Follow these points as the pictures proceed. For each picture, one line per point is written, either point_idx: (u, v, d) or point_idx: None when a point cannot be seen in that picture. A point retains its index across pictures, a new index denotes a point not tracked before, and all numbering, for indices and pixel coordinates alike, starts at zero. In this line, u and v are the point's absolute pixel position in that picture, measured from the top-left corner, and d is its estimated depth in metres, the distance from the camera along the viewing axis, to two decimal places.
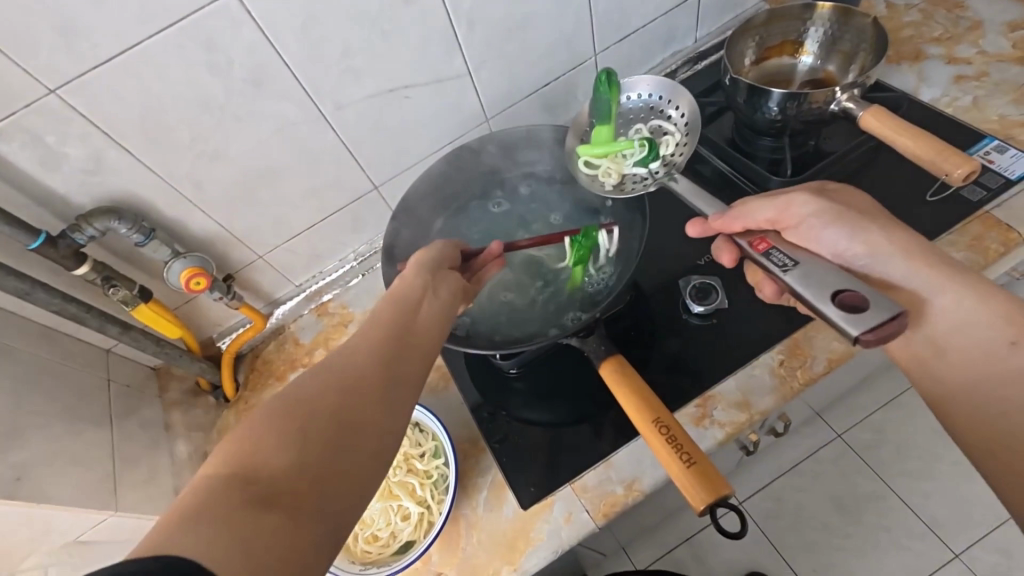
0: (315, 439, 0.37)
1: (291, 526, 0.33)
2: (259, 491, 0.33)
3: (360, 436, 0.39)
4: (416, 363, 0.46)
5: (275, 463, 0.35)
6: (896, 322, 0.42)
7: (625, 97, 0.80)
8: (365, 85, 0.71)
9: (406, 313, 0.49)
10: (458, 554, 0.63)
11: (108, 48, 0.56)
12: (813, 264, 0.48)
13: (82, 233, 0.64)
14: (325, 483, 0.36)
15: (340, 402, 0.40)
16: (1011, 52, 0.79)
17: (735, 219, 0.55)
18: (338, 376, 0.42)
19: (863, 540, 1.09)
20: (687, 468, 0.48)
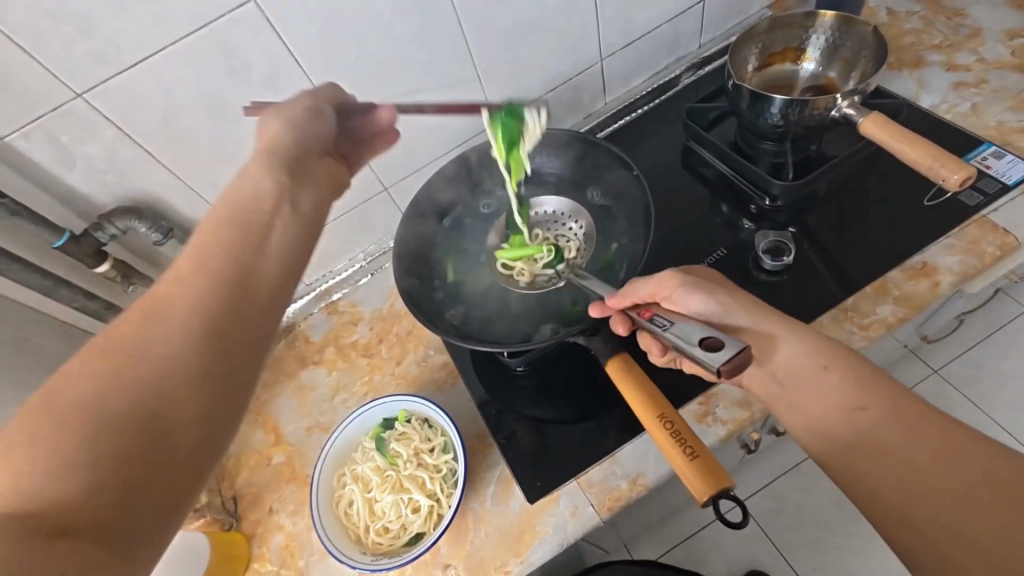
0: (103, 437, 0.35)
1: (88, 549, 0.32)
2: (49, 518, 0.32)
3: (174, 424, 0.38)
4: (261, 317, 0.44)
5: (58, 477, 0.33)
6: (746, 355, 0.45)
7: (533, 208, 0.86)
8: (377, 89, 0.73)
9: (211, 257, 0.45)
10: (466, 546, 0.65)
11: (132, 53, 0.58)
12: (686, 320, 0.51)
13: (103, 232, 0.66)
14: (127, 469, 0.35)
15: (127, 386, 0.38)
16: (1008, 60, 0.81)
17: (623, 295, 0.58)
18: (124, 358, 0.39)
19: (863, 539, 1.11)
20: (690, 462, 0.50)
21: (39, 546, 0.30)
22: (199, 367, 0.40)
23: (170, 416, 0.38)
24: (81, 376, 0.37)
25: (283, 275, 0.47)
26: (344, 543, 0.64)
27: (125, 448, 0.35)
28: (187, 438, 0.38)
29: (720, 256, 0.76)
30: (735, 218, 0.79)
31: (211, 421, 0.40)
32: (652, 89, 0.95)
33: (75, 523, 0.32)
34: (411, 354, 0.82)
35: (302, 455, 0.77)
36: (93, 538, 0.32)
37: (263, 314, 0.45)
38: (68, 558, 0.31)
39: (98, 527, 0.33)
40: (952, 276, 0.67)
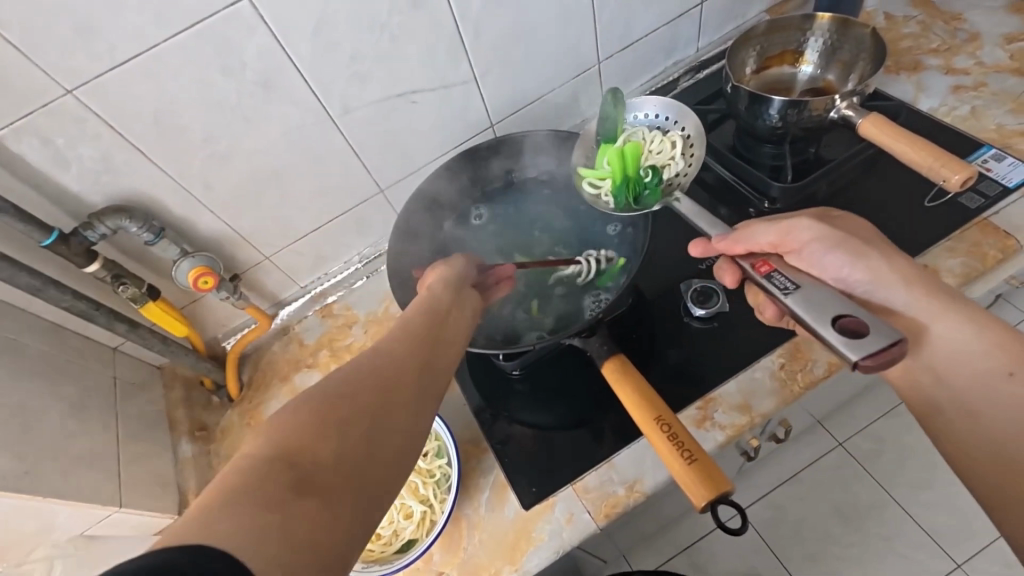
0: (340, 423, 0.38)
1: (329, 516, 0.33)
2: (295, 481, 0.33)
3: (392, 430, 0.40)
4: (447, 366, 0.49)
5: (314, 451, 0.36)
6: (894, 350, 0.42)
7: (632, 114, 0.82)
8: (374, 90, 0.73)
9: (438, 318, 0.53)
10: (460, 553, 0.64)
11: (124, 50, 0.57)
12: (813, 288, 0.49)
13: (93, 231, 0.65)
14: (368, 459, 0.37)
15: (364, 389, 0.41)
16: (1007, 63, 0.81)
17: (737, 241, 0.57)
18: (377, 376, 0.43)
19: (865, 548, 1.09)
20: (688, 465, 0.49)
21: (293, 506, 0.32)
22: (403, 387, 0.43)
23: (389, 423, 0.40)
24: (334, 376, 0.42)
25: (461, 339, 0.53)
26: None
27: (365, 437, 0.38)
28: (399, 449, 0.40)
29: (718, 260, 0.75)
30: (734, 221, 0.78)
31: (418, 437, 0.42)
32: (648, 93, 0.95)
33: (313, 493, 0.33)
34: None
35: None
36: (331, 509, 0.33)
37: (446, 368, 0.49)
38: (308, 527, 0.31)
39: (337, 504, 0.34)
40: (954, 279, 0.66)
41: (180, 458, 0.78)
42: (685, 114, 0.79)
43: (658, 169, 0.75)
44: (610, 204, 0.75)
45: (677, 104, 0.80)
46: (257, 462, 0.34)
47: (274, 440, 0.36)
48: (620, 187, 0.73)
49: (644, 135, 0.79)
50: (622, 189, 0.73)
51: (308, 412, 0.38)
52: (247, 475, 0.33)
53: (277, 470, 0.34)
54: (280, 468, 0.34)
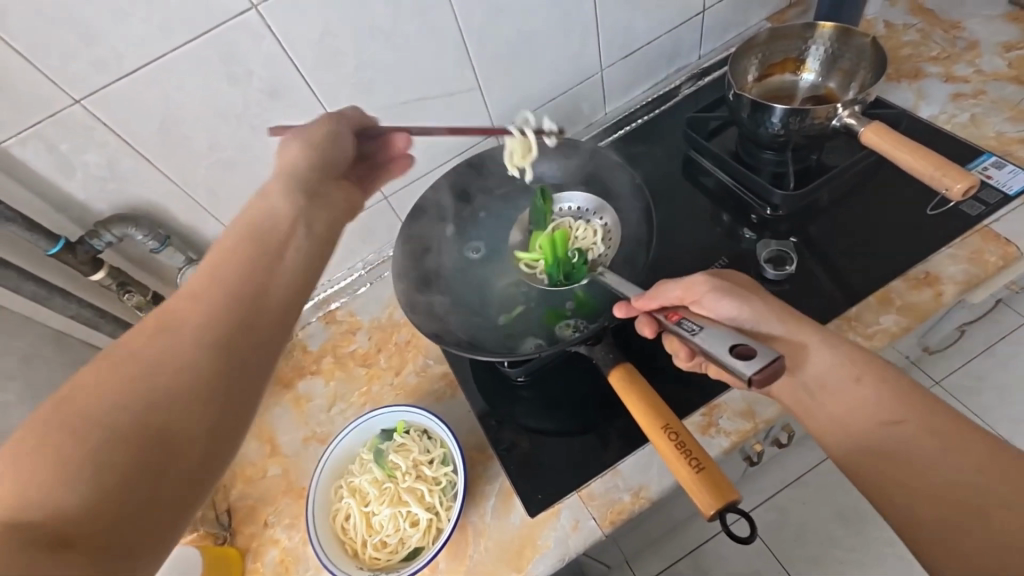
0: (97, 449, 0.34)
1: (86, 564, 0.31)
2: (41, 535, 0.31)
3: (180, 435, 0.37)
4: (269, 325, 0.44)
5: (67, 491, 0.32)
6: (777, 366, 0.43)
7: (560, 205, 0.83)
8: (378, 98, 0.73)
9: (263, 269, 0.46)
10: (465, 561, 0.64)
11: (131, 59, 0.58)
12: (714, 328, 0.49)
13: (99, 239, 0.65)
14: (146, 475, 0.35)
15: (136, 397, 0.37)
16: (1006, 71, 0.81)
17: (650, 294, 0.56)
18: (144, 373, 0.38)
19: (868, 553, 1.09)
20: (695, 474, 0.49)
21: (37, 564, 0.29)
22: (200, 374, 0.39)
23: (172, 427, 0.37)
24: (79, 388, 0.36)
25: (292, 286, 0.47)
26: (341, 558, 0.63)
27: (140, 453, 0.35)
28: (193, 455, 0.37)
29: (721, 266, 0.76)
30: (735, 228, 0.79)
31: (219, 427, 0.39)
32: (651, 100, 0.95)
33: (69, 539, 0.31)
34: (410, 364, 0.81)
35: (298, 467, 0.75)
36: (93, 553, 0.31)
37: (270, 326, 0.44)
38: None
39: (104, 542, 0.32)
40: (956, 286, 0.67)
41: None
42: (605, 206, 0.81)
43: (582, 250, 0.77)
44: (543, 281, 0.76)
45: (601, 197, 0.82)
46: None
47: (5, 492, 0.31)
48: (552, 264, 0.75)
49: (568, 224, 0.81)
50: (553, 268, 0.75)
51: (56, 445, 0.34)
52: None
53: (18, 525, 0.31)
54: (21, 523, 0.31)
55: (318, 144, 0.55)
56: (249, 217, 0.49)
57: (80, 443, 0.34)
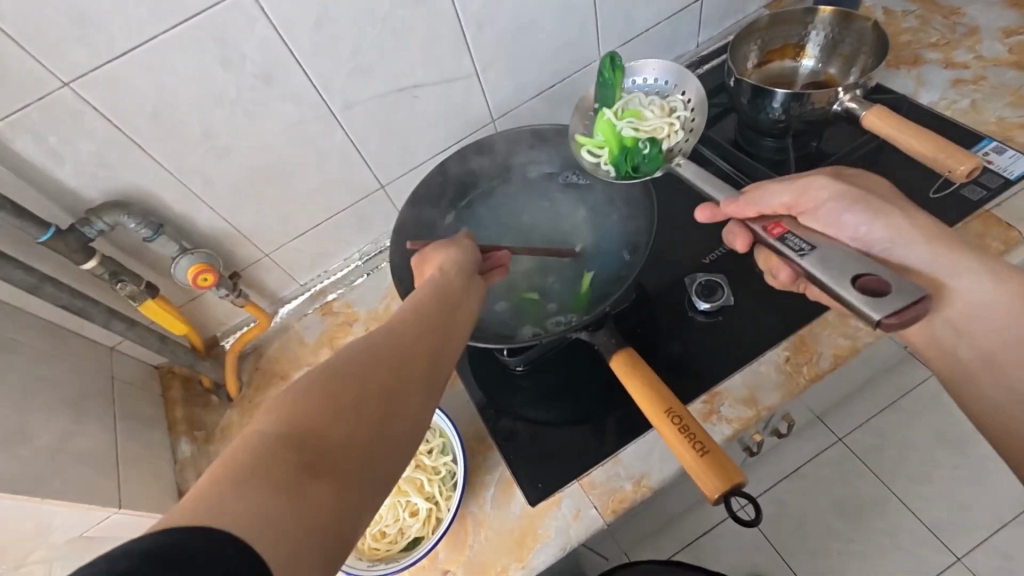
0: (363, 408, 0.38)
1: (334, 498, 0.33)
2: (305, 459, 0.34)
3: (402, 408, 0.40)
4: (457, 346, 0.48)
5: (330, 431, 0.36)
6: (920, 307, 0.42)
7: (631, 79, 0.81)
8: (374, 84, 0.72)
9: (446, 298, 0.51)
10: (465, 551, 0.63)
11: (122, 43, 0.56)
12: (829, 249, 0.48)
13: (91, 227, 0.64)
14: (382, 437, 0.38)
15: (366, 372, 0.40)
16: (1006, 56, 0.81)
17: (748, 205, 0.56)
18: (385, 354, 0.42)
19: (867, 544, 1.09)
20: (700, 457, 0.48)
21: (298, 486, 0.32)
22: (421, 369, 0.43)
23: (394, 402, 0.40)
24: (341, 356, 0.41)
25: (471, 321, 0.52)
26: None
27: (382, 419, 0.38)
28: (408, 428, 0.40)
29: (721, 254, 0.75)
30: None
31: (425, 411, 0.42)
32: None
33: (326, 470, 0.34)
34: None
35: None
36: (341, 488, 0.34)
37: (454, 343, 0.48)
38: (313, 504, 0.32)
39: (347, 480, 0.34)
40: None
41: (179, 459, 0.77)
42: (686, 78, 0.79)
43: (655, 136, 0.74)
44: (609, 172, 0.75)
45: (679, 68, 0.80)
46: (257, 443, 0.34)
47: (287, 422, 0.35)
48: (620, 155, 0.73)
49: (640, 101, 0.79)
50: (620, 157, 0.73)
51: (342, 398, 0.38)
52: (246, 456, 0.33)
53: (285, 453, 0.33)
54: (288, 452, 0.34)
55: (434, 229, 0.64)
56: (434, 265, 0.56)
57: (350, 401, 0.38)
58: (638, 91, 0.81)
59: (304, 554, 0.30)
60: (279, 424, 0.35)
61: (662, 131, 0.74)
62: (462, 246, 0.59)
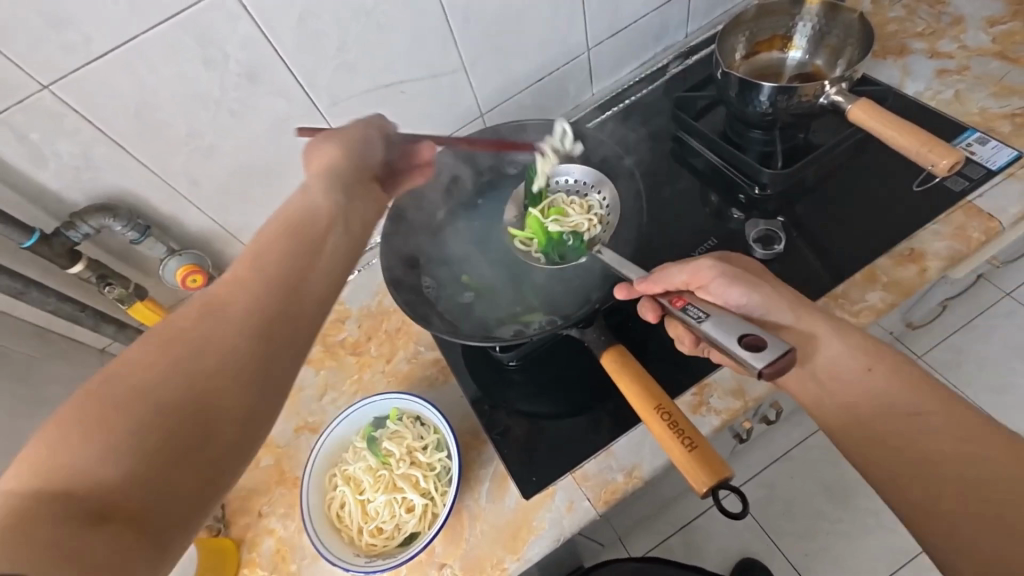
0: (164, 437, 0.37)
1: (120, 540, 0.33)
2: (83, 507, 0.33)
3: (212, 412, 0.39)
4: (305, 315, 0.45)
5: (110, 467, 0.35)
6: (787, 359, 0.43)
7: (556, 178, 0.84)
8: (361, 81, 0.71)
9: (289, 272, 0.45)
10: (461, 545, 0.64)
11: (102, 44, 0.55)
12: (721, 315, 0.49)
13: (76, 231, 0.64)
14: (183, 457, 0.37)
15: (161, 389, 0.39)
16: (990, 46, 0.82)
17: (656, 280, 0.56)
18: (186, 353, 0.40)
19: (852, 524, 1.12)
20: (688, 453, 0.50)
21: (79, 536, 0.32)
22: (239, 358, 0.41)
23: (207, 420, 0.39)
24: (126, 371, 0.39)
25: (336, 277, 0.48)
26: (338, 546, 0.63)
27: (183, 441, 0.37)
28: (222, 443, 0.39)
29: (711, 246, 0.76)
30: (724, 208, 0.79)
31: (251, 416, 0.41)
32: (638, 79, 0.94)
33: (110, 513, 0.34)
34: (402, 351, 0.81)
35: (291, 457, 0.75)
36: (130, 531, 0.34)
37: (306, 314, 0.45)
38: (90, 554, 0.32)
39: (138, 515, 0.34)
40: (940, 262, 0.67)
41: None
42: (603, 180, 0.81)
43: (578, 231, 0.77)
44: (539, 260, 0.77)
45: (595, 169, 0.83)
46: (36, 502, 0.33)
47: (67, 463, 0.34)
48: (548, 244, 0.76)
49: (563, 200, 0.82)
50: (550, 247, 0.76)
51: (133, 430, 0.36)
52: (22, 512, 0.32)
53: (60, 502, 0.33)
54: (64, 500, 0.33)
55: (351, 146, 0.55)
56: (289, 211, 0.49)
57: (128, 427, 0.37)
58: (564, 190, 0.84)
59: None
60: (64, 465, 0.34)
61: (584, 226, 0.77)
62: (348, 138, 0.55)
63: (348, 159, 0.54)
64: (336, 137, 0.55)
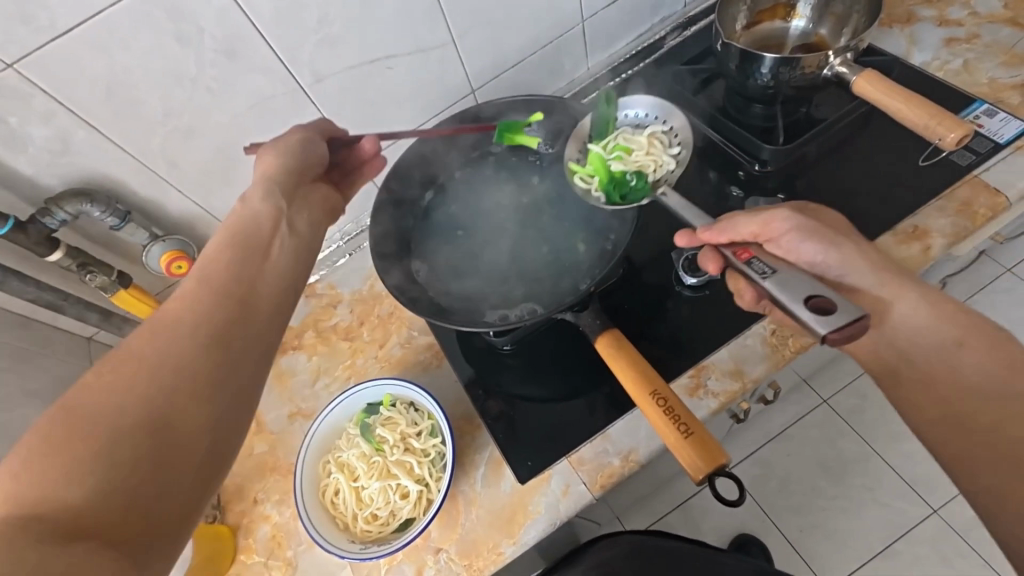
0: (136, 446, 0.38)
1: (111, 548, 0.34)
2: (55, 526, 0.33)
3: (185, 422, 0.40)
4: (258, 322, 0.47)
5: (87, 482, 0.35)
6: (859, 327, 0.42)
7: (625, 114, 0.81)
8: (345, 56, 0.68)
9: (232, 281, 0.48)
10: (457, 530, 0.64)
11: (67, 19, 0.52)
12: (790, 273, 0.47)
13: (52, 217, 0.61)
14: (166, 463, 0.38)
15: (126, 403, 0.39)
16: (1001, 13, 0.78)
17: (720, 229, 0.53)
18: (148, 368, 0.41)
19: (847, 499, 1.13)
20: (684, 439, 0.49)
21: (60, 554, 0.32)
22: (208, 365, 0.43)
23: (181, 421, 0.40)
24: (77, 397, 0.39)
25: (276, 290, 0.50)
26: (333, 533, 0.63)
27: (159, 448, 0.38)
28: (202, 446, 0.40)
29: None
30: (722, 185, 0.76)
31: (228, 412, 0.43)
32: (634, 53, 0.91)
33: (92, 524, 0.34)
34: (395, 336, 0.79)
35: (285, 444, 0.74)
36: (119, 540, 0.35)
37: (262, 310, 0.48)
38: (87, 560, 0.33)
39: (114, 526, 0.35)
40: (944, 238, 0.66)
41: None
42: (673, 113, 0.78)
43: (642, 170, 0.72)
44: (598, 200, 0.72)
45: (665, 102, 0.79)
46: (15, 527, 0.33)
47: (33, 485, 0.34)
48: (608, 182, 0.71)
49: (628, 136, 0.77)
50: (610, 186, 0.71)
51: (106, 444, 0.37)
52: None
53: (32, 526, 0.33)
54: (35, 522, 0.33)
55: (290, 148, 0.59)
56: (225, 229, 0.52)
57: (100, 441, 0.37)
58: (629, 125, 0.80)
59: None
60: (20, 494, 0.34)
61: (649, 165, 0.73)
62: (288, 144, 0.59)
63: (296, 158, 0.58)
64: (271, 144, 0.59)
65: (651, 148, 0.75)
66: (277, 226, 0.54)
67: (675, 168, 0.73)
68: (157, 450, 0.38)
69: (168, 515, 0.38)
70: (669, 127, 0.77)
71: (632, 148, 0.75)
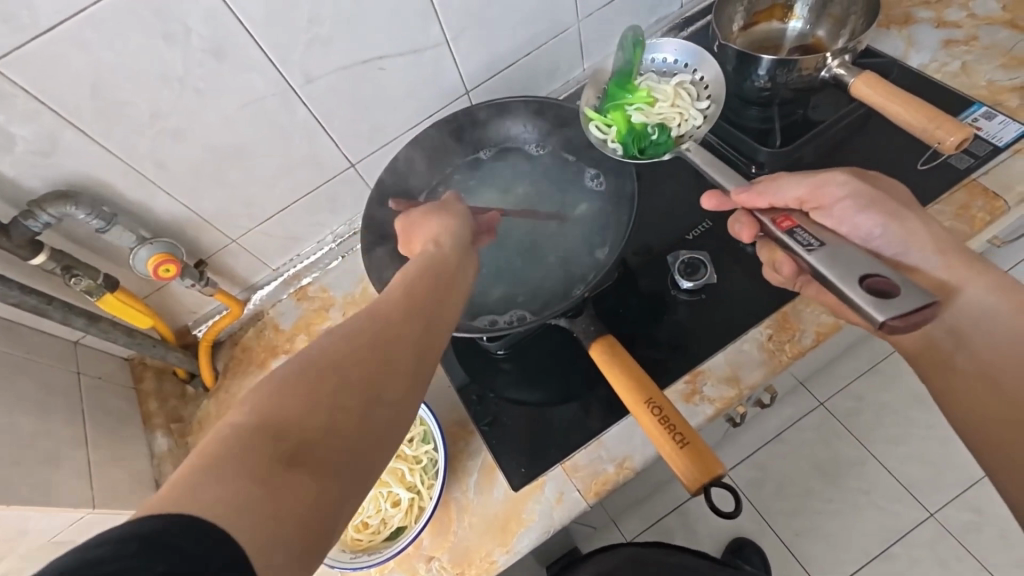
0: (351, 398, 0.37)
1: (315, 484, 0.33)
2: (287, 448, 0.33)
3: (390, 391, 0.40)
4: (441, 323, 0.47)
5: (318, 414, 0.36)
6: (926, 312, 0.41)
7: (651, 58, 0.79)
8: (336, 56, 0.67)
9: (430, 276, 0.49)
10: (449, 538, 0.63)
11: (48, 18, 0.51)
12: (840, 247, 0.47)
13: (35, 220, 0.60)
14: (369, 423, 0.38)
15: (357, 358, 0.40)
16: (1000, 14, 0.78)
17: (761, 195, 0.54)
18: (373, 335, 0.42)
19: (844, 503, 1.12)
20: (680, 450, 0.48)
21: (281, 479, 0.32)
22: (399, 343, 0.42)
23: (380, 383, 0.40)
24: (321, 340, 0.40)
25: (460, 299, 0.51)
26: None
27: (372, 408, 0.38)
28: (390, 420, 0.39)
29: (704, 229, 0.73)
30: None
31: (415, 393, 0.42)
32: None
33: (305, 461, 0.33)
34: None
35: None
36: (324, 484, 0.33)
37: (449, 304, 0.49)
38: (300, 496, 0.32)
39: (324, 469, 0.34)
40: None
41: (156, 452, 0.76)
42: (705, 62, 0.76)
43: (665, 124, 0.72)
44: (614, 151, 0.73)
45: (697, 48, 0.77)
46: (206, 452, 0.32)
47: (263, 415, 0.34)
48: (628, 134, 0.72)
49: (654, 83, 0.76)
50: (629, 137, 0.72)
51: (333, 387, 0.37)
52: (226, 455, 0.32)
53: (266, 443, 0.33)
54: (272, 441, 0.33)
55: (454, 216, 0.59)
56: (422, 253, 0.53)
57: (341, 389, 0.38)
58: (655, 70, 0.78)
59: (280, 551, 0.29)
60: (244, 416, 0.34)
61: (673, 118, 0.72)
62: (453, 211, 0.60)
63: (462, 223, 0.59)
64: (438, 212, 0.60)
65: (677, 99, 0.74)
66: (463, 245, 0.56)
67: (701, 124, 0.72)
68: (374, 410, 0.38)
69: (362, 476, 0.36)
70: (697, 79, 0.77)
71: (656, 100, 0.74)
